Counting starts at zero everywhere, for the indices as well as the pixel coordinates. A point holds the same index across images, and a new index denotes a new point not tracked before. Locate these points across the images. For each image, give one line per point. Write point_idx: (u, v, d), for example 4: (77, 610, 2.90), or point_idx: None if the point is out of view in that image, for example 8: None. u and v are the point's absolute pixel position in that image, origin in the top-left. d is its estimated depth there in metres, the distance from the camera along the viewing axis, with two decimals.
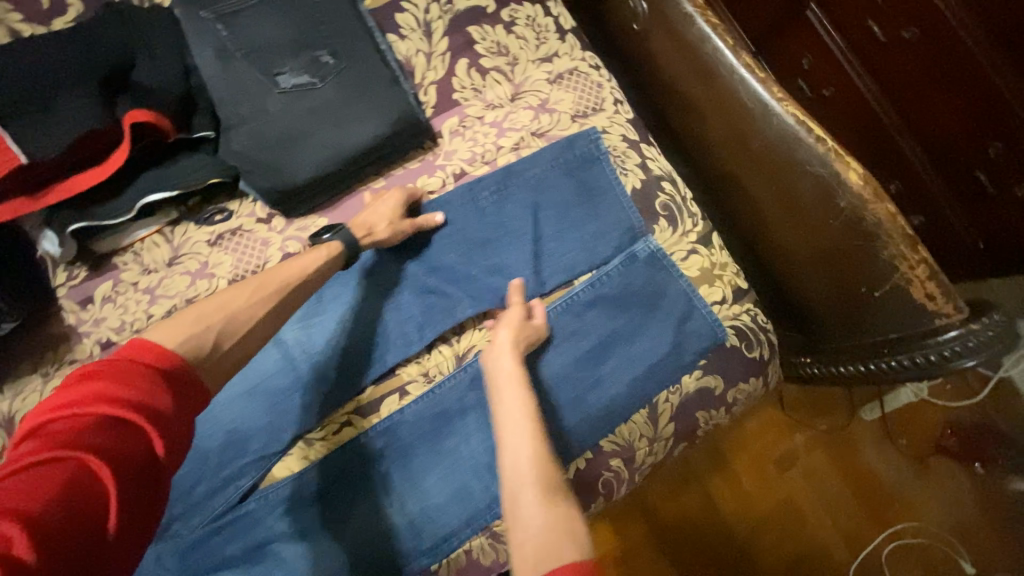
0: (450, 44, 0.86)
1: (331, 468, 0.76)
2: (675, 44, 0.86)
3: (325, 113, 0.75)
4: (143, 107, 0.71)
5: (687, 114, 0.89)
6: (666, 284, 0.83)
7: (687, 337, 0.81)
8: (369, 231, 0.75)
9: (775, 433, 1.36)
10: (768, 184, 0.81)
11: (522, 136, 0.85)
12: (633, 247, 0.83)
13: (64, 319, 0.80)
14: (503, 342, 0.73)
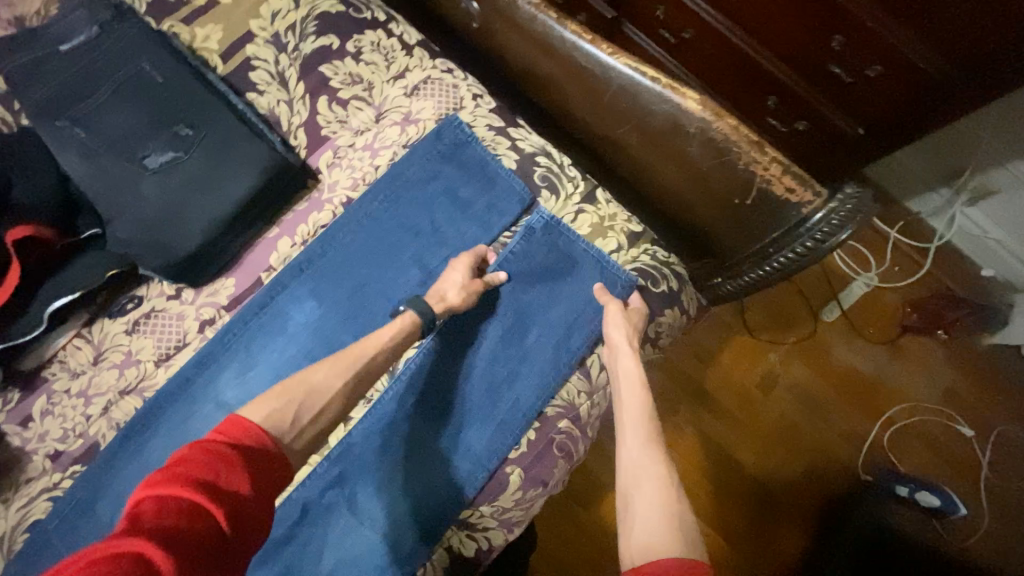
0: (307, 86, 0.90)
1: (295, 506, 0.78)
2: (512, 28, 0.89)
3: (197, 180, 0.79)
4: (20, 223, 0.74)
5: (547, 89, 0.93)
6: (568, 249, 0.87)
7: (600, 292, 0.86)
8: (441, 298, 0.80)
9: (750, 360, 1.37)
10: (630, 131, 0.86)
11: (394, 151, 0.89)
12: (528, 221, 0.88)
13: (8, 443, 0.81)
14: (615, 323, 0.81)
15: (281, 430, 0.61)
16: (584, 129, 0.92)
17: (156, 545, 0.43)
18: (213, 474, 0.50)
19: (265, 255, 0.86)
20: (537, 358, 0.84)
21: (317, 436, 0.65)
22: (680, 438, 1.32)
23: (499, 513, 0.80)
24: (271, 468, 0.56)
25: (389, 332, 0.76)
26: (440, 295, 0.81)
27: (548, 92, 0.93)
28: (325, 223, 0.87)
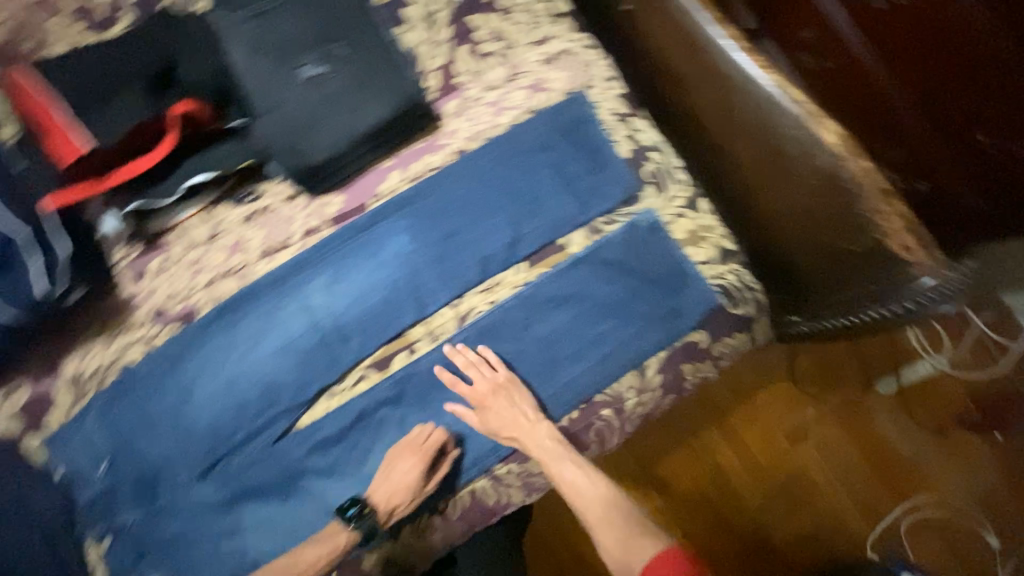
0: (454, 32, 0.93)
1: (350, 413, 0.85)
2: (663, 20, 0.89)
3: (338, 99, 0.85)
4: (192, 99, 0.83)
5: (677, 87, 0.91)
6: (660, 256, 0.87)
7: (684, 302, 0.86)
8: (390, 512, 0.81)
9: (788, 408, 1.34)
10: (752, 149, 0.84)
11: (517, 113, 0.92)
12: (634, 218, 0.88)
13: (120, 291, 0.91)
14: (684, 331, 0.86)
15: None
16: (704, 136, 0.91)
17: None
18: None
19: (375, 183, 0.92)
20: (605, 346, 0.86)
21: None
22: (694, 462, 1.31)
23: (526, 475, 0.86)
24: None
25: (325, 553, 0.79)
26: (427, 451, 0.82)
27: (676, 89, 0.92)
28: (436, 166, 0.91)
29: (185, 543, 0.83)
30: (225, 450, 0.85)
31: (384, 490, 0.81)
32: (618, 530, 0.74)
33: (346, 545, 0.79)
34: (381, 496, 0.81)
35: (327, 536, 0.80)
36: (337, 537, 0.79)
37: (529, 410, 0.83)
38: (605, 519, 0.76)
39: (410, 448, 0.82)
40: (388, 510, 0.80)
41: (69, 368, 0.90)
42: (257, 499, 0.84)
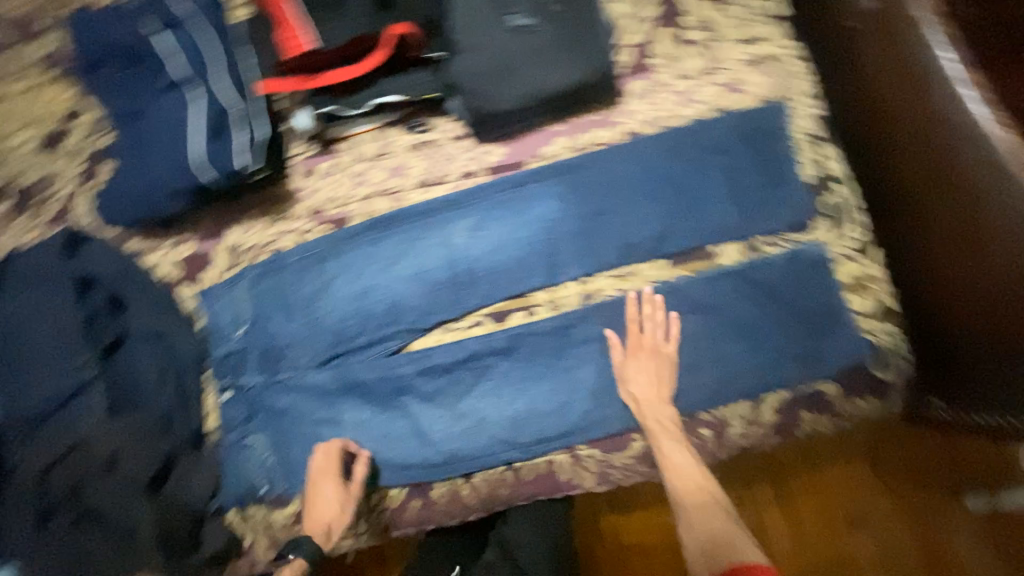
0: (660, 14, 0.93)
1: (461, 351, 0.90)
2: (882, 36, 0.73)
3: (540, 53, 0.87)
4: (405, 22, 0.88)
5: (881, 118, 0.77)
6: (818, 292, 0.82)
7: (826, 348, 0.82)
8: (327, 530, 0.82)
9: (869, 502, 1.00)
10: (947, 209, 0.69)
11: (706, 108, 0.90)
12: (801, 247, 0.83)
13: (289, 182, 1.01)
14: (817, 375, 0.82)
15: None
16: (897, 183, 0.77)
17: None
18: None
19: (540, 144, 0.94)
20: (726, 366, 0.83)
21: None
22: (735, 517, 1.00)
23: (606, 465, 0.86)
24: None
25: None
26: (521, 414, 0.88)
27: (877, 119, 0.78)
28: (603, 142, 0.92)
29: (289, 416, 0.92)
30: (343, 349, 0.93)
31: (317, 515, 0.83)
32: (713, 526, 0.70)
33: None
34: (315, 523, 0.83)
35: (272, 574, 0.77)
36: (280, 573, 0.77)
37: (648, 391, 0.82)
38: (705, 513, 0.71)
39: (327, 472, 0.86)
40: (322, 529, 0.82)
41: (231, 236, 1.02)
42: (360, 400, 0.91)
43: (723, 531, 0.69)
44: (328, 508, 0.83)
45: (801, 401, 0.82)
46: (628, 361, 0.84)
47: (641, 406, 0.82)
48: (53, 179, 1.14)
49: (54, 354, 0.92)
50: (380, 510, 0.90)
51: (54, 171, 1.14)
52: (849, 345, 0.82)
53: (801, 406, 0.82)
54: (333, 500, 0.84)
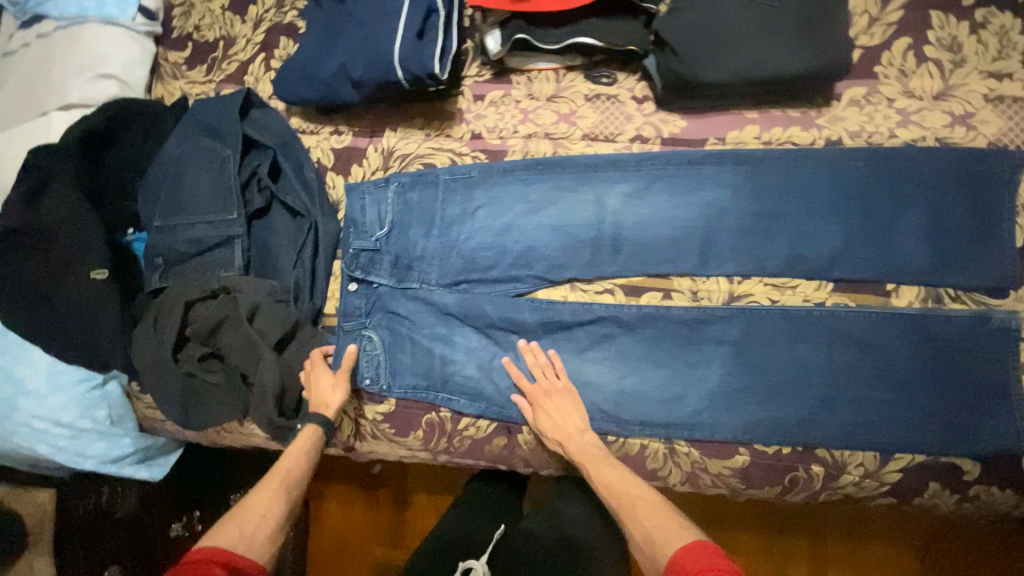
0: (901, 19, 0.84)
1: (584, 312, 0.89)
2: None
3: (766, 31, 0.81)
4: None
5: None
6: (993, 366, 0.75)
7: (980, 428, 0.75)
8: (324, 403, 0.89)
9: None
10: None
11: (925, 136, 0.81)
12: (992, 311, 0.75)
13: (458, 102, 1.01)
14: (959, 450, 0.75)
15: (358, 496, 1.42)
16: None
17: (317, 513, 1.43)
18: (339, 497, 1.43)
19: (727, 127, 0.88)
20: (860, 411, 0.79)
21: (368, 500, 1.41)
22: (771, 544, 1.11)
23: (698, 467, 0.84)
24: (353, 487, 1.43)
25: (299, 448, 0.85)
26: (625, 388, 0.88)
27: None
28: (799, 142, 0.85)
29: (405, 324, 0.96)
30: (473, 277, 0.95)
31: (317, 392, 0.90)
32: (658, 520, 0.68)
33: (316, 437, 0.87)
34: (317, 398, 0.90)
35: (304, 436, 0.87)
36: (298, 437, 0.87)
37: (569, 414, 0.85)
38: (642, 513, 0.70)
39: (319, 363, 0.92)
40: (319, 404, 0.90)
41: (387, 139, 1.03)
42: (476, 328, 0.94)
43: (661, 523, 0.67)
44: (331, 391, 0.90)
45: (931, 470, 0.77)
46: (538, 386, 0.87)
47: (560, 432, 0.84)
48: (234, 42, 1.19)
49: (212, 204, 1.03)
50: (464, 437, 0.93)
51: (238, 36, 1.19)
52: (1009, 433, 0.74)
53: (929, 474, 0.77)
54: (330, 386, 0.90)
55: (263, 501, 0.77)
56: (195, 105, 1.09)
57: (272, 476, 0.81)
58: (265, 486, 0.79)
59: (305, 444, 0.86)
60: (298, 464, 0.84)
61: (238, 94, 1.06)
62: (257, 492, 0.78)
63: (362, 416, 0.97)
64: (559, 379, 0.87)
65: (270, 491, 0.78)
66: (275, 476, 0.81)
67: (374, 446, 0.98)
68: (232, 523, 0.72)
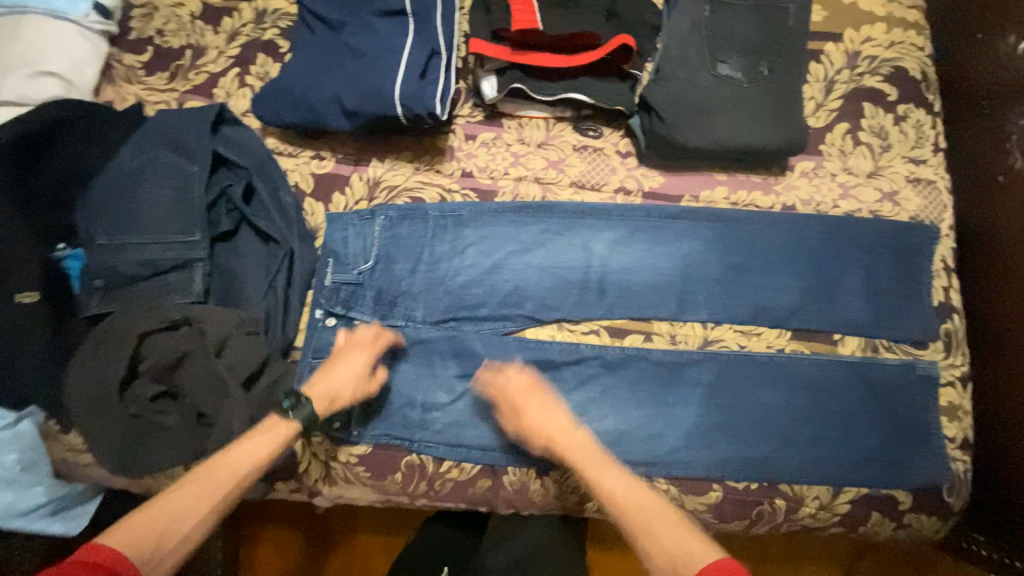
0: (841, 107, 0.98)
1: (570, 352, 0.92)
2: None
3: (737, 107, 0.91)
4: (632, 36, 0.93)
5: (996, 279, 0.91)
6: (917, 407, 0.88)
7: (911, 464, 0.86)
8: (334, 395, 0.83)
9: None
10: None
11: (860, 208, 0.95)
12: (916, 360, 0.89)
13: (449, 140, 1.02)
14: (896, 482, 0.86)
15: (296, 540, 1.30)
16: (1002, 351, 0.89)
17: (245, 558, 1.29)
18: (272, 540, 1.30)
19: (701, 185, 0.97)
20: (816, 448, 0.87)
21: (308, 548, 1.29)
22: None
23: (676, 503, 0.88)
24: (290, 527, 1.31)
25: (265, 444, 0.75)
26: (605, 426, 0.90)
27: (997, 278, 0.91)
28: (761, 205, 0.95)
29: (387, 360, 0.93)
30: (461, 313, 0.94)
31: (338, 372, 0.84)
32: (673, 540, 0.64)
33: (289, 437, 0.76)
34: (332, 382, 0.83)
35: (267, 427, 0.76)
36: (277, 422, 0.77)
37: (551, 416, 0.80)
38: (658, 528, 0.65)
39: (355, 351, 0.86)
40: (326, 397, 0.82)
41: (373, 169, 1.01)
42: (462, 366, 0.92)
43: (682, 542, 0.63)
44: (344, 381, 0.83)
45: (871, 503, 0.86)
46: (518, 391, 0.83)
47: (553, 440, 0.78)
48: (204, 53, 1.12)
49: (171, 225, 0.94)
50: (446, 479, 0.90)
51: (209, 46, 1.12)
52: (929, 466, 0.87)
53: (871, 505, 0.87)
54: (358, 366, 0.85)
55: (192, 502, 0.67)
56: (158, 115, 1.00)
57: (217, 466, 0.71)
58: (206, 483, 0.69)
59: (275, 438, 0.75)
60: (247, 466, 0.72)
61: (211, 109, 0.99)
62: (192, 482, 0.68)
63: (334, 459, 0.91)
64: (521, 374, 0.85)
65: (202, 491, 0.68)
66: (218, 467, 0.70)
67: (345, 490, 0.92)
68: (148, 522, 0.64)
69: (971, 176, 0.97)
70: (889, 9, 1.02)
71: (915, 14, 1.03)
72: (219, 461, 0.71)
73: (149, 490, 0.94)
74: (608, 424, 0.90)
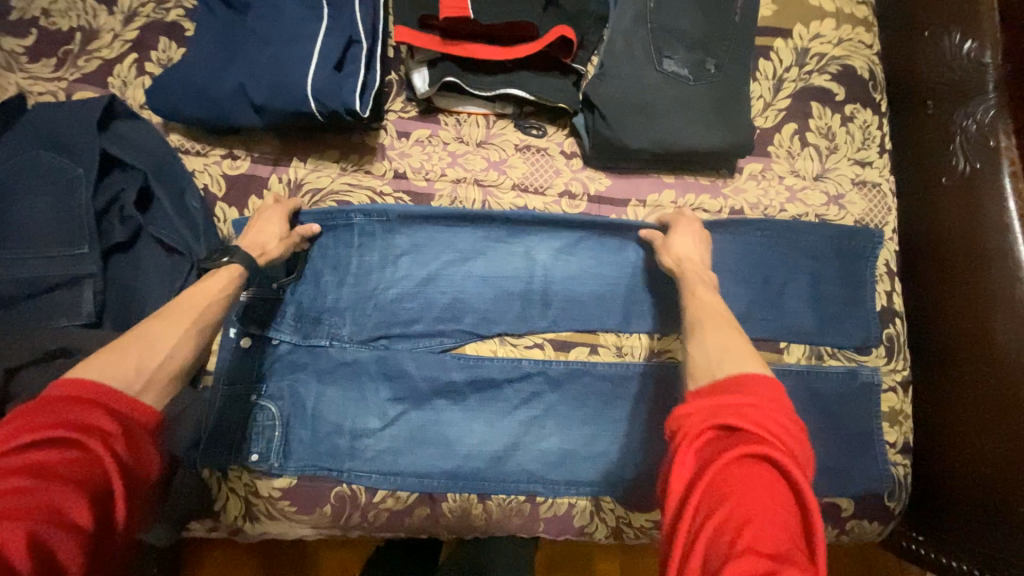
0: (789, 107, 0.95)
1: (512, 368, 0.87)
2: (970, 217, 0.87)
3: (683, 107, 0.86)
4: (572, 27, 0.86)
5: (939, 280, 0.91)
6: (861, 413, 0.88)
7: (854, 470, 0.86)
8: (260, 250, 0.80)
9: None
10: (979, 379, 0.84)
11: (806, 211, 0.92)
12: (859, 367, 0.88)
13: (379, 138, 0.93)
14: (839, 490, 0.86)
15: None
16: (939, 354, 0.91)
17: None
18: None
19: (648, 188, 0.92)
20: None
21: None
22: None
23: (623, 522, 0.85)
24: None
25: (223, 283, 0.73)
26: (550, 445, 0.85)
27: (937, 280, 0.91)
28: (709, 209, 0.92)
29: (313, 382, 0.85)
30: (394, 329, 0.87)
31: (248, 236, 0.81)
32: (727, 343, 0.64)
33: (236, 275, 0.75)
34: (249, 243, 0.80)
35: (223, 274, 0.74)
36: (220, 268, 0.75)
37: (698, 251, 0.81)
38: (711, 330, 0.66)
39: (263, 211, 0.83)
40: (255, 247, 0.80)
41: (294, 171, 0.91)
42: (397, 387, 0.85)
43: (735, 345, 0.63)
44: (263, 234, 0.81)
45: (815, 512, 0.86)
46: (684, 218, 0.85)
47: (670, 243, 0.82)
48: (96, 36, 0.97)
49: (54, 237, 0.81)
50: (381, 509, 0.84)
51: (103, 29, 0.98)
52: (871, 474, 0.87)
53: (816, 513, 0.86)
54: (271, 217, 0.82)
55: (165, 334, 0.63)
56: (37, 108, 0.86)
57: (176, 307, 0.67)
58: (168, 322, 0.65)
59: (229, 282, 0.74)
60: (210, 299, 0.70)
61: (98, 102, 0.85)
62: (162, 321, 0.65)
63: (254, 494, 0.83)
64: (693, 221, 0.85)
65: (178, 325, 0.65)
66: (181, 307, 0.68)
67: (270, 527, 0.84)
68: (126, 351, 0.59)
69: (913, 180, 0.97)
70: (838, 4, 1.00)
71: (863, 10, 1.00)
72: (187, 300, 0.69)
73: None
74: (553, 444, 0.86)
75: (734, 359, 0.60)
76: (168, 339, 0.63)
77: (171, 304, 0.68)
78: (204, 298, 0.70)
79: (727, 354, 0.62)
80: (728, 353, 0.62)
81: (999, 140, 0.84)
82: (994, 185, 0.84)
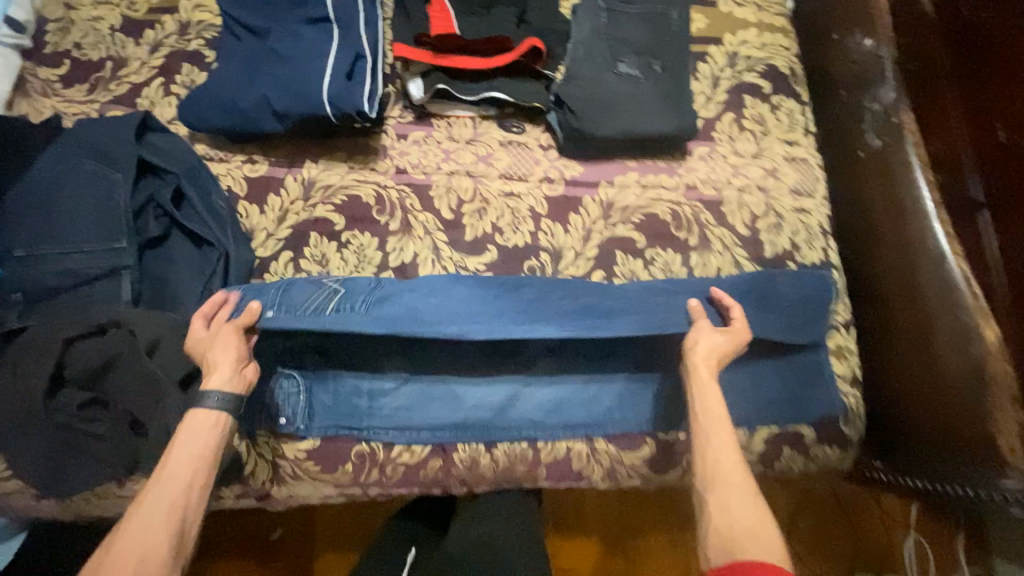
0: (727, 100, 1.14)
1: None
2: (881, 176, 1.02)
3: (637, 100, 1.03)
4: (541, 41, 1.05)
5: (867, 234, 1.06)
6: (812, 350, 1.01)
7: (811, 401, 0.99)
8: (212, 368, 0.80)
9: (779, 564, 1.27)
10: (906, 310, 0.97)
11: (749, 185, 1.09)
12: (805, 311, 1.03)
13: (381, 139, 1.07)
14: (799, 418, 0.98)
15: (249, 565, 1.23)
16: (873, 296, 1.06)
17: None
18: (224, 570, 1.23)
19: (615, 171, 1.08)
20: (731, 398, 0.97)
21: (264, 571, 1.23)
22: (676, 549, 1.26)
23: (615, 461, 0.95)
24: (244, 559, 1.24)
25: (196, 441, 0.75)
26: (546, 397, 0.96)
27: (866, 235, 1.07)
28: (667, 186, 1.08)
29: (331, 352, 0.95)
30: None
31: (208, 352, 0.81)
32: (748, 517, 0.74)
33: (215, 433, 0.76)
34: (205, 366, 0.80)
35: (195, 429, 0.76)
36: (191, 415, 0.76)
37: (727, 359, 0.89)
38: (730, 501, 0.75)
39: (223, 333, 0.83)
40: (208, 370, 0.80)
41: (307, 170, 1.04)
42: (404, 350, 0.95)
43: (747, 516, 0.74)
44: (220, 356, 0.81)
45: (780, 439, 0.98)
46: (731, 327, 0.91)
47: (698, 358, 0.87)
48: (125, 64, 1.11)
49: (95, 233, 0.91)
50: (398, 464, 0.92)
51: (131, 58, 1.11)
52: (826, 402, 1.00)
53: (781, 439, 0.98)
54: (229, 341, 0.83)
55: (146, 526, 0.68)
56: (77, 124, 0.98)
57: (161, 481, 0.71)
58: (150, 513, 0.69)
59: (204, 445, 0.75)
60: (185, 474, 0.72)
61: (133, 116, 0.98)
62: (145, 511, 0.69)
63: (281, 456, 0.91)
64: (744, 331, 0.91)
65: (158, 517, 0.69)
66: (162, 487, 0.71)
67: (295, 488, 0.92)
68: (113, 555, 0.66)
69: (836, 155, 1.15)
70: (759, 16, 1.20)
71: (780, 21, 1.21)
72: (168, 472, 0.72)
73: (80, 514, 0.89)
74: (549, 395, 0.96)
75: (750, 537, 0.72)
76: (150, 533, 0.67)
77: (154, 482, 0.71)
78: (182, 473, 0.72)
79: (743, 530, 0.73)
80: (741, 530, 0.73)
81: (900, 117, 1.00)
82: (900, 153, 0.99)
